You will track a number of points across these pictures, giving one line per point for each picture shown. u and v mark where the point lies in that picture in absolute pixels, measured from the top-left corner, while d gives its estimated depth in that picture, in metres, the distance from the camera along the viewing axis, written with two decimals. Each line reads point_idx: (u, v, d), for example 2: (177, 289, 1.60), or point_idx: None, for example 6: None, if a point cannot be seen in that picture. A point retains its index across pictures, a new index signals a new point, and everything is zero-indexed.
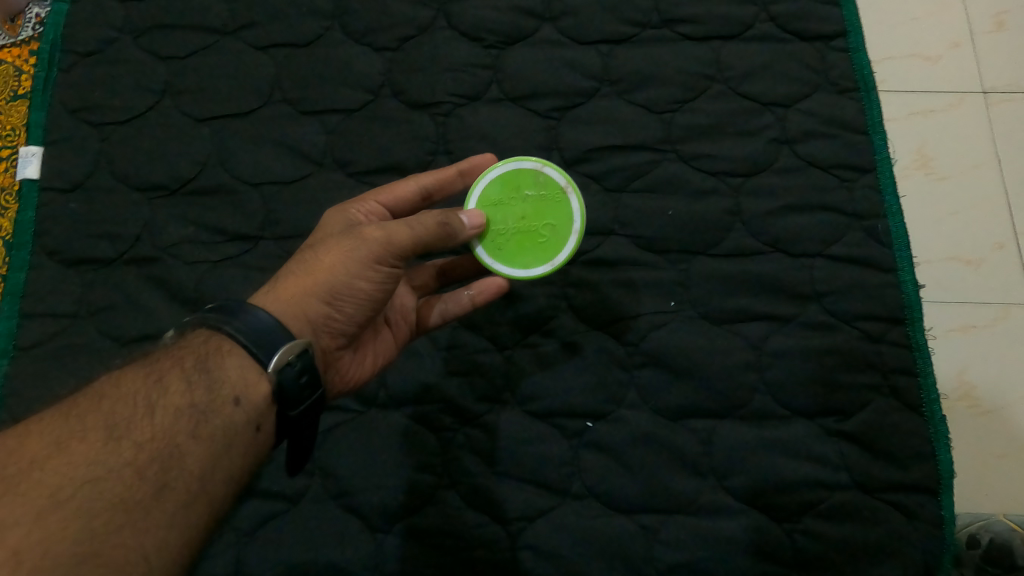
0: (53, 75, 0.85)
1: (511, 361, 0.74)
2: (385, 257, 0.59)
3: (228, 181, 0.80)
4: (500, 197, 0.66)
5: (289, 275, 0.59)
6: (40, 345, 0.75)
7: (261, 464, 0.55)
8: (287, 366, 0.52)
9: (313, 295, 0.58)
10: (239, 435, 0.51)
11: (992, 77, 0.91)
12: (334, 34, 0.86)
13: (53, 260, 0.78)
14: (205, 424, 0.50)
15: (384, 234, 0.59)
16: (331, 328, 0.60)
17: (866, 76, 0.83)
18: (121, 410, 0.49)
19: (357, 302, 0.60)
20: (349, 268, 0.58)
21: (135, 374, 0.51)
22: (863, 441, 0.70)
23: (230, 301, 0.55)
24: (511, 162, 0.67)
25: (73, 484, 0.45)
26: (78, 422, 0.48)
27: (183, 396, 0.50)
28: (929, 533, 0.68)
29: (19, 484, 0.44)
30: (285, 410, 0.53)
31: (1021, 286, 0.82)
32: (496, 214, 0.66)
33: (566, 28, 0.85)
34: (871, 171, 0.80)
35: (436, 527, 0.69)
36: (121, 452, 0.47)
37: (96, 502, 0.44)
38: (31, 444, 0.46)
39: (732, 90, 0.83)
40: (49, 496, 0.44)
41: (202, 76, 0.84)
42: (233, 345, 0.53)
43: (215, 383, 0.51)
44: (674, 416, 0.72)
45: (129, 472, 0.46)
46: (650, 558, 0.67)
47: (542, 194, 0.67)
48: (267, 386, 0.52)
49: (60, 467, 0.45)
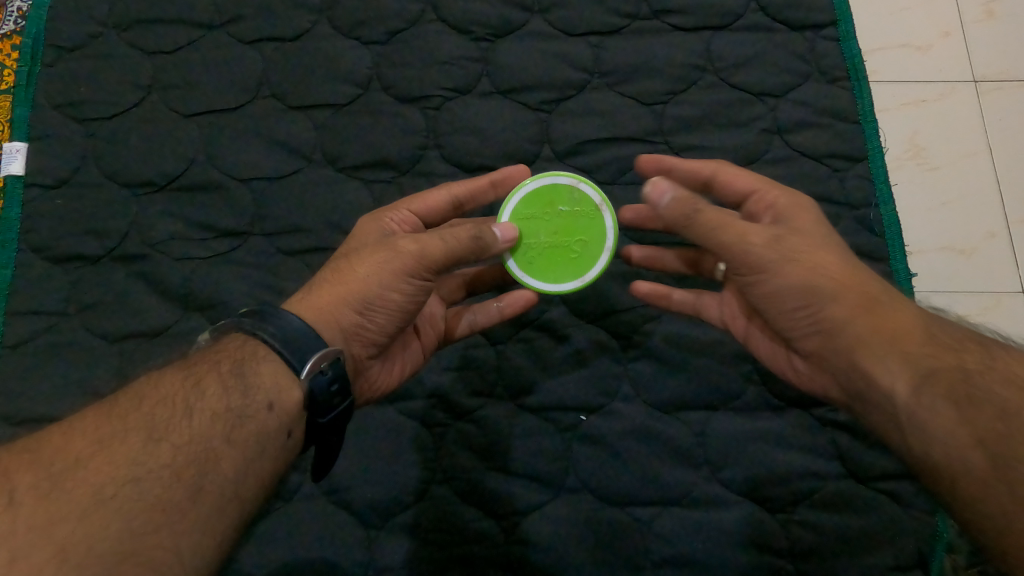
0: (36, 70, 0.83)
1: (505, 356, 0.73)
2: (419, 269, 0.58)
3: (218, 177, 0.80)
4: (533, 213, 0.66)
5: (323, 283, 0.59)
6: (28, 343, 0.74)
7: (287, 471, 0.54)
8: (319, 373, 0.52)
9: (346, 304, 0.57)
10: (271, 440, 0.51)
11: (983, 66, 0.91)
12: (322, 28, 0.85)
13: (40, 258, 0.77)
14: (241, 429, 0.49)
15: (418, 246, 0.58)
16: (363, 338, 0.59)
17: (857, 65, 0.83)
18: (161, 412, 0.49)
19: (389, 313, 0.59)
20: (383, 279, 0.58)
21: (173, 376, 0.51)
22: (855, 431, 0.70)
23: (264, 308, 0.55)
24: (544, 177, 0.66)
25: (115, 484, 0.44)
26: (120, 421, 0.48)
27: (221, 400, 0.50)
28: (922, 520, 0.68)
29: (64, 482, 0.44)
30: (314, 417, 0.53)
31: (1012, 275, 0.82)
32: (528, 229, 0.65)
33: (555, 20, 0.84)
34: (863, 161, 0.80)
35: (430, 523, 0.69)
36: (159, 454, 0.46)
37: (138, 502, 0.44)
38: (74, 442, 0.46)
39: (723, 82, 0.82)
40: (92, 494, 0.43)
41: (188, 70, 0.83)
42: (268, 351, 0.53)
43: (251, 389, 0.51)
44: (667, 409, 0.72)
45: (169, 473, 0.46)
46: (644, 550, 0.67)
47: (575, 210, 0.66)
48: (299, 393, 0.52)
49: (103, 466, 0.45)
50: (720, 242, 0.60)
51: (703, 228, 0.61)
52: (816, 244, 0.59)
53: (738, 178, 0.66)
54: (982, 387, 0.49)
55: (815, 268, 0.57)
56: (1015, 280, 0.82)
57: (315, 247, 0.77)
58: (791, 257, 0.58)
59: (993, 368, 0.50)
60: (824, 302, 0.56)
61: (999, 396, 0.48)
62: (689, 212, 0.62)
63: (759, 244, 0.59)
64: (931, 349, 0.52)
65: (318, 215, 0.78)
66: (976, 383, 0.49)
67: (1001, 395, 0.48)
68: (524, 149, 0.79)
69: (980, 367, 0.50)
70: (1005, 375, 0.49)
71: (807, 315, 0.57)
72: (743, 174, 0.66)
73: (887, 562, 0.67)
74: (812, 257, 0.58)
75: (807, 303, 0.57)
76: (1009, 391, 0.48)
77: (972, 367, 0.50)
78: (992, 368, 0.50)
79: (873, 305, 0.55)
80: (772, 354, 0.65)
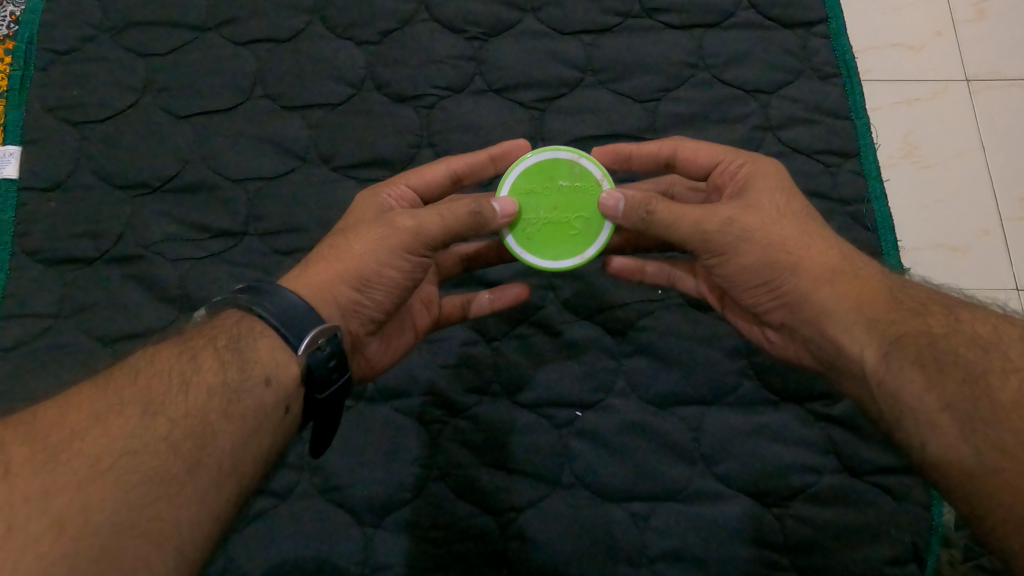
0: (30, 75, 0.83)
1: (500, 352, 0.74)
2: (415, 246, 0.59)
3: (212, 178, 0.80)
4: (533, 187, 0.65)
5: (321, 260, 0.60)
6: (21, 346, 0.73)
7: (286, 447, 0.55)
8: (316, 349, 0.53)
9: (343, 281, 0.59)
10: (269, 415, 0.52)
11: (974, 65, 0.91)
12: (315, 28, 0.85)
13: (33, 260, 0.77)
14: (237, 403, 0.50)
15: (414, 223, 0.59)
16: (361, 315, 0.60)
17: (848, 61, 0.83)
18: (156, 386, 0.50)
19: (387, 289, 0.60)
20: (380, 256, 0.59)
21: (168, 352, 0.52)
22: (849, 424, 0.71)
23: (261, 284, 0.56)
24: (545, 151, 0.65)
25: (112, 456, 0.45)
26: (115, 395, 0.49)
27: (217, 373, 0.51)
28: (917, 513, 0.68)
29: (60, 453, 0.44)
30: (313, 392, 0.54)
31: (1007, 271, 0.83)
32: (528, 205, 0.64)
33: (548, 19, 0.85)
34: (855, 157, 0.81)
35: (427, 520, 0.69)
36: (156, 427, 0.47)
37: (135, 473, 0.45)
38: (71, 415, 0.47)
39: (716, 78, 0.83)
40: (89, 466, 0.44)
41: (182, 72, 0.83)
42: (265, 327, 0.54)
43: (247, 363, 0.52)
44: (662, 403, 0.72)
45: (165, 446, 0.47)
46: (641, 545, 0.67)
47: (575, 185, 0.64)
48: (297, 368, 0.53)
49: (99, 438, 0.46)
50: (680, 236, 0.60)
51: (663, 226, 0.60)
52: (773, 217, 0.60)
53: (697, 155, 0.68)
54: (946, 351, 0.50)
55: (771, 244, 0.59)
56: (1009, 276, 0.82)
57: (309, 246, 0.77)
58: (748, 235, 0.59)
59: (957, 329, 0.52)
60: (783, 277, 0.59)
61: (962, 358, 0.50)
62: (644, 216, 0.60)
63: (716, 229, 0.59)
64: (896, 315, 0.54)
65: (312, 214, 0.78)
66: (941, 347, 0.51)
67: (963, 357, 0.50)
68: None
69: (945, 329, 0.52)
70: (967, 337, 0.51)
71: (770, 292, 0.60)
72: (702, 149, 0.68)
73: (883, 555, 0.67)
74: (768, 232, 0.59)
75: (770, 279, 0.59)
76: (967, 351, 0.50)
77: (937, 330, 0.52)
78: (955, 330, 0.52)
79: (834, 277, 0.58)
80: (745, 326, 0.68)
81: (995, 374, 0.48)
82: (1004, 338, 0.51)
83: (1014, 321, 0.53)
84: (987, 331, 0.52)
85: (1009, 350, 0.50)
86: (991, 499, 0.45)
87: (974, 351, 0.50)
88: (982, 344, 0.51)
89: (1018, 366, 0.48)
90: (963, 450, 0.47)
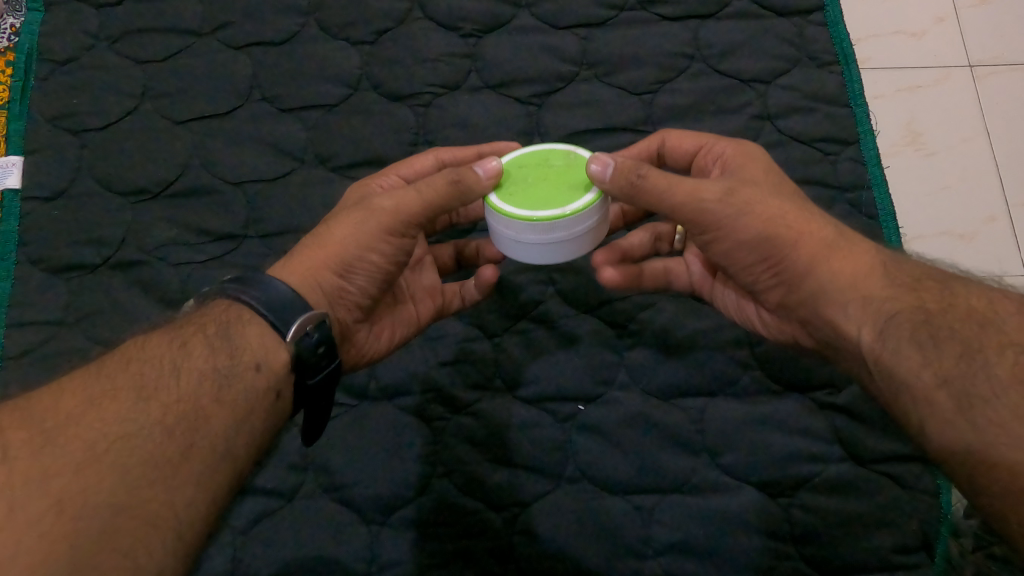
0: (30, 84, 0.84)
1: (501, 348, 0.74)
2: (396, 227, 0.59)
3: (211, 182, 0.80)
4: (527, 163, 0.61)
5: (304, 249, 0.60)
6: (24, 354, 0.73)
7: (277, 433, 0.55)
8: (305, 335, 0.53)
9: (327, 267, 0.59)
10: (260, 401, 0.52)
11: (978, 50, 0.91)
12: (311, 29, 0.86)
13: (37, 268, 0.77)
14: (229, 389, 0.51)
15: (394, 204, 0.59)
16: (346, 301, 0.61)
17: (844, 47, 0.83)
18: (150, 372, 0.50)
19: (369, 274, 0.60)
20: (362, 240, 0.59)
21: (159, 340, 0.53)
22: (853, 413, 0.70)
23: (248, 273, 0.57)
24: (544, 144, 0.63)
25: (107, 439, 0.46)
26: (108, 380, 0.49)
27: (208, 361, 0.51)
28: (924, 501, 0.68)
29: (57, 437, 0.45)
30: (302, 378, 0.55)
31: (1015, 255, 0.82)
32: (518, 168, 0.61)
33: (543, 14, 0.85)
34: (855, 144, 0.80)
35: (432, 517, 0.69)
36: (150, 412, 0.48)
37: (131, 457, 0.45)
38: (65, 400, 0.47)
39: (711, 69, 0.82)
40: (86, 449, 0.45)
41: (180, 78, 0.84)
42: (253, 314, 0.54)
43: (237, 350, 0.52)
44: (665, 396, 0.72)
45: (159, 429, 0.47)
46: (648, 538, 0.67)
47: (570, 164, 0.61)
48: (286, 355, 0.53)
49: (94, 423, 0.46)
50: (672, 206, 0.59)
51: (653, 193, 0.58)
52: (764, 193, 0.60)
53: (683, 142, 0.68)
54: (942, 327, 0.50)
55: (772, 220, 0.58)
56: (1018, 260, 0.81)
57: None
58: (745, 210, 0.58)
59: (951, 304, 0.51)
60: (782, 258, 0.58)
61: (959, 333, 0.49)
62: (634, 180, 0.57)
63: (713, 200, 0.58)
64: (891, 293, 0.54)
65: (311, 216, 0.78)
66: (936, 324, 0.50)
67: (959, 332, 0.49)
68: (514, 143, 0.80)
69: (940, 305, 0.52)
70: (962, 313, 0.50)
71: (770, 270, 0.60)
72: (688, 136, 0.68)
73: (891, 544, 0.66)
74: (766, 209, 0.59)
75: (768, 257, 0.59)
76: (964, 327, 0.50)
77: (932, 307, 0.52)
78: (950, 306, 0.51)
79: (824, 253, 0.57)
80: (737, 306, 0.69)
81: (991, 349, 0.48)
82: (1000, 312, 0.50)
83: (1009, 295, 0.52)
84: (983, 305, 0.51)
85: (1004, 325, 0.49)
86: (989, 471, 0.45)
87: (970, 327, 0.49)
88: (977, 319, 0.50)
89: (1013, 341, 0.48)
90: (960, 426, 0.46)
